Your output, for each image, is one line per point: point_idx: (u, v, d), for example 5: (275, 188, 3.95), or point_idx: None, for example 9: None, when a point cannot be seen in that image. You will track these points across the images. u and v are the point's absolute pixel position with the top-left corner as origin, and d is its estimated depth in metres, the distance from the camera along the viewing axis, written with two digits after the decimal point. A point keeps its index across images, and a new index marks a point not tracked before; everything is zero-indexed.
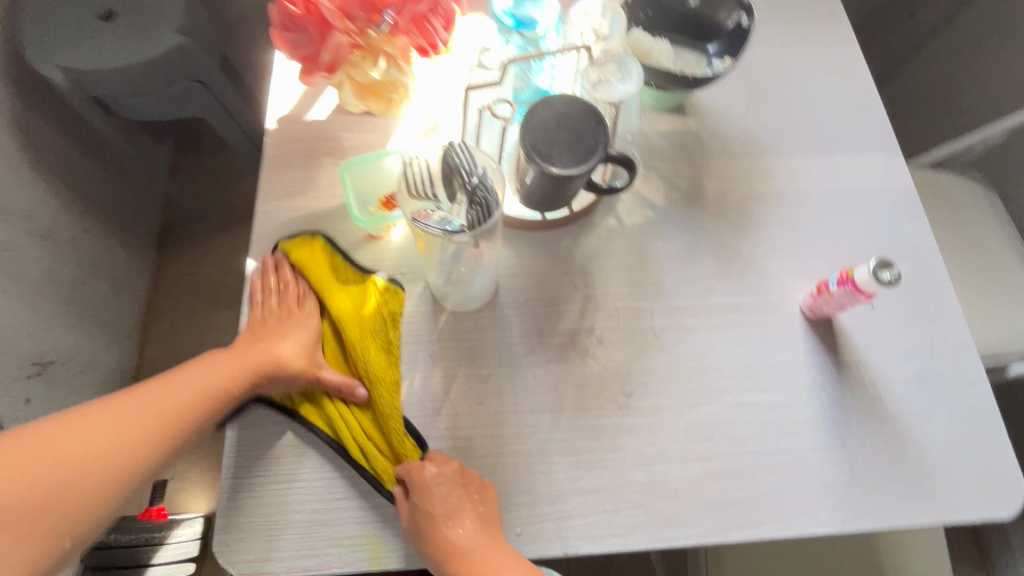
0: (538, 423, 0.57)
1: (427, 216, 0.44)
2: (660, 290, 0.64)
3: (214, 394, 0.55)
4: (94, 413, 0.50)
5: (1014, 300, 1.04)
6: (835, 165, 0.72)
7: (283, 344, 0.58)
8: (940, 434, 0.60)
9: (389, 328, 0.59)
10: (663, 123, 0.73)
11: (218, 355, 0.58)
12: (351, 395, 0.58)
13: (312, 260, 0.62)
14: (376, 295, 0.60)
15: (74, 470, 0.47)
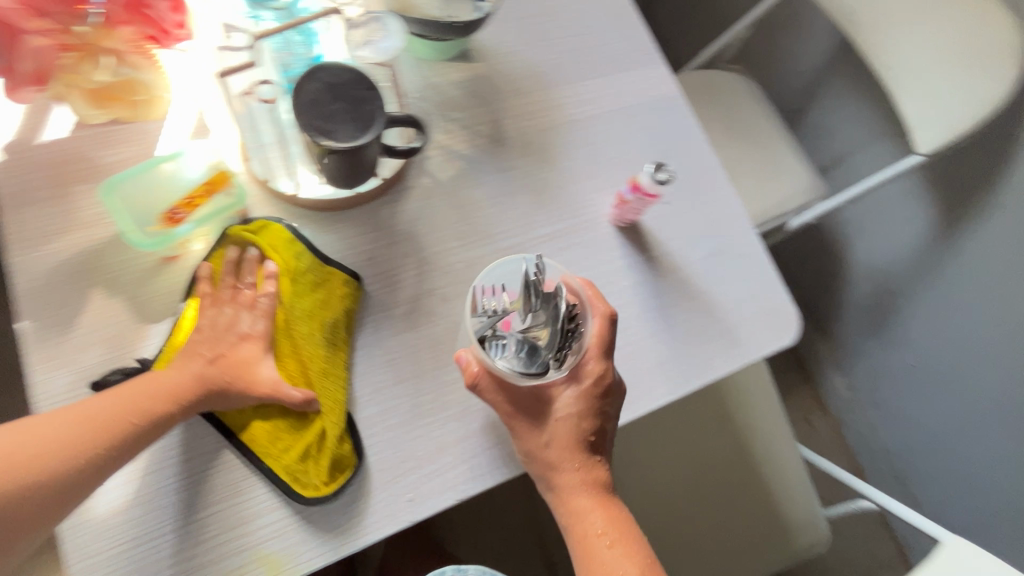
0: (402, 393, 0.59)
1: (496, 330, 0.57)
2: (487, 236, 0.67)
3: (165, 394, 0.52)
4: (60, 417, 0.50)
5: (783, 166, 1.26)
6: (615, 82, 0.79)
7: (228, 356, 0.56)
8: (734, 294, 0.73)
9: (340, 330, 0.59)
10: (452, 73, 0.73)
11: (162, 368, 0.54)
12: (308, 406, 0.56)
13: (262, 235, 0.59)
14: (333, 296, 0.59)
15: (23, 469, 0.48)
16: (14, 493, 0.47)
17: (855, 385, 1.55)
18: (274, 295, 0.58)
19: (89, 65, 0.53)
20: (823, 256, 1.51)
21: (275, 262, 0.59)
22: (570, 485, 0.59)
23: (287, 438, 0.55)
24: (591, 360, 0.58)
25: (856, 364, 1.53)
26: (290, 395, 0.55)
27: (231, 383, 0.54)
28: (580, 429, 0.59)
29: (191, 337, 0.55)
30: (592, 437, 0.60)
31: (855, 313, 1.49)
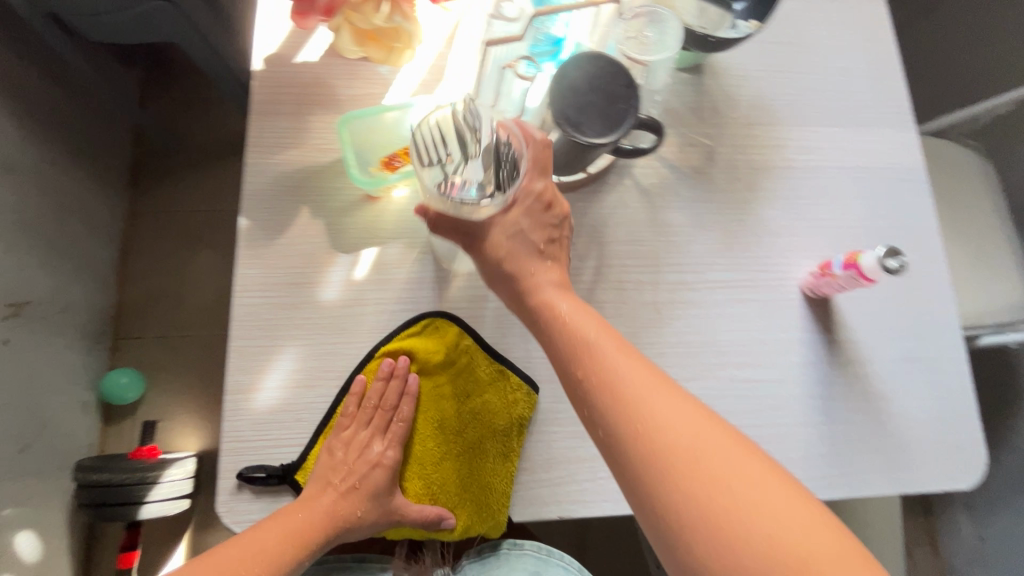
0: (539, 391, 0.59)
1: (448, 185, 0.49)
2: (666, 263, 0.63)
3: (290, 535, 0.55)
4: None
5: (997, 272, 1.07)
6: (852, 137, 0.71)
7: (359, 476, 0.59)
8: (917, 411, 0.63)
9: (511, 438, 0.58)
10: (680, 84, 0.69)
11: (278, 511, 0.56)
12: (442, 523, 0.59)
13: (427, 344, 0.59)
14: (506, 402, 0.58)
15: None
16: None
17: (986, 537, 1.33)
18: (405, 417, 0.60)
19: (370, 7, 0.52)
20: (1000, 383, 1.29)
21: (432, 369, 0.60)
22: (613, 372, 0.45)
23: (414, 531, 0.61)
24: (530, 178, 0.52)
25: (996, 515, 1.31)
26: (425, 512, 0.59)
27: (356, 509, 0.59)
28: (529, 238, 0.53)
29: (323, 460, 0.57)
30: (545, 242, 0.53)
31: None
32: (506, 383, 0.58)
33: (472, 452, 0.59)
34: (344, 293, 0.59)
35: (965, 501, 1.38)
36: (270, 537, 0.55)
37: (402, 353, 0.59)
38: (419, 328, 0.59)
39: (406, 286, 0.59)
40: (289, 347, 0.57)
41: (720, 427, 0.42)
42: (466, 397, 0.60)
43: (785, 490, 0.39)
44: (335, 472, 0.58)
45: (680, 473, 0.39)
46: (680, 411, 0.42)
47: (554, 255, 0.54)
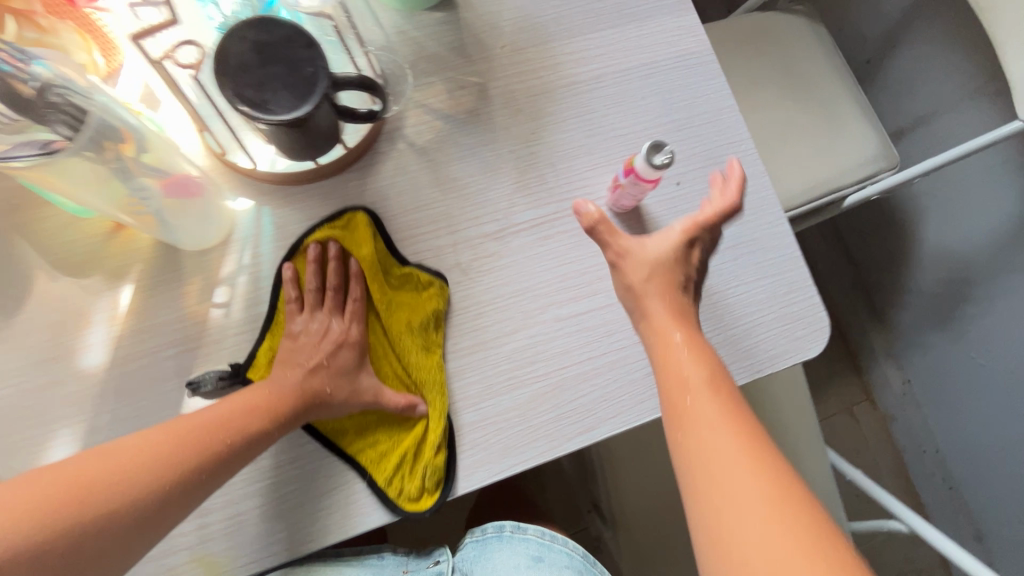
0: (449, 283, 0.57)
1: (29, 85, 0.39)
2: (462, 219, 0.59)
3: (261, 406, 0.49)
4: (121, 446, 0.43)
5: (847, 129, 1.07)
6: (629, 33, 0.67)
7: (323, 357, 0.53)
8: (747, 293, 0.62)
9: (431, 331, 0.56)
10: (434, 25, 0.64)
11: (250, 388, 0.50)
12: (414, 410, 0.55)
13: (355, 245, 0.57)
14: (417, 300, 0.56)
15: (77, 509, 0.39)
16: (103, 498, 0.41)
17: (912, 378, 1.39)
18: (358, 297, 0.57)
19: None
20: (890, 233, 1.32)
21: (356, 262, 0.57)
22: (672, 356, 0.52)
23: (394, 443, 0.55)
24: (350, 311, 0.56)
25: (914, 355, 1.37)
26: (393, 399, 0.54)
27: (333, 393, 0.52)
28: (342, 333, 0.55)
29: (284, 344, 0.53)
30: (356, 358, 0.55)
31: (919, 299, 1.31)
32: (413, 284, 0.57)
33: (410, 340, 0.56)
34: (110, 351, 0.52)
35: (887, 350, 1.43)
36: (236, 412, 0.48)
37: (327, 241, 0.56)
38: (323, 236, 0.56)
39: (180, 322, 0.53)
40: (61, 430, 0.51)
41: (755, 458, 0.45)
42: (386, 286, 0.57)
43: (784, 509, 0.42)
44: (292, 355, 0.53)
45: (719, 542, 0.43)
46: (710, 408, 0.48)
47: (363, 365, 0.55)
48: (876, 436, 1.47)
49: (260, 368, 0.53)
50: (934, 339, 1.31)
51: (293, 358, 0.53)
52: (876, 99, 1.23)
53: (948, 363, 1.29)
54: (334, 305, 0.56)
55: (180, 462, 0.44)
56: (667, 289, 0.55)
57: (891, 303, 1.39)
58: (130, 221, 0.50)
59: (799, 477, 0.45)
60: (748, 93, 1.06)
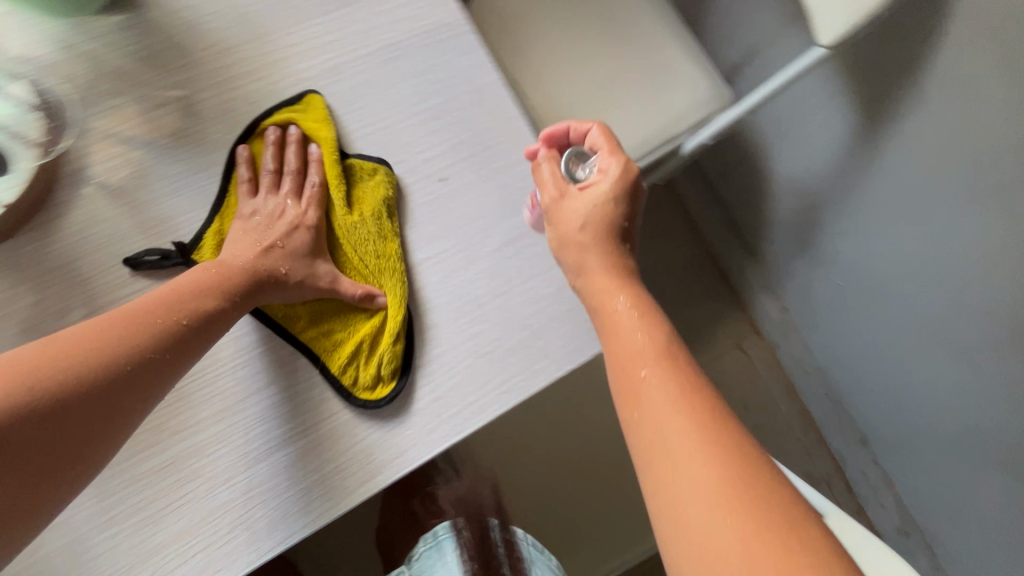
0: (396, 173, 0.56)
1: None
2: (181, 268, 0.50)
3: (213, 286, 0.47)
4: (86, 329, 0.41)
5: (674, 73, 1.03)
6: (362, 11, 0.57)
7: (280, 243, 0.52)
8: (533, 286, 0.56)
9: (386, 220, 0.55)
10: (110, 32, 0.52)
11: (206, 266, 0.49)
12: (372, 299, 0.53)
13: (314, 128, 0.55)
14: (367, 188, 0.55)
15: (38, 376, 0.37)
16: (72, 365, 0.39)
17: (787, 305, 1.43)
18: (317, 183, 0.55)
19: None
20: (745, 170, 1.32)
21: (318, 148, 0.55)
22: (624, 344, 0.46)
23: (340, 324, 0.54)
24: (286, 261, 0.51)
25: (785, 284, 1.40)
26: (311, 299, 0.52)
27: (283, 276, 0.51)
28: (284, 235, 0.52)
29: (236, 224, 0.52)
30: (300, 263, 0.52)
31: (781, 229, 1.32)
32: (357, 175, 0.55)
33: (369, 224, 0.55)
34: None
35: (762, 283, 1.46)
36: (188, 287, 0.47)
37: (287, 125, 0.55)
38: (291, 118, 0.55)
39: None
40: None
41: (724, 478, 0.37)
42: (343, 174, 0.55)
43: (743, 514, 0.35)
44: (237, 244, 0.51)
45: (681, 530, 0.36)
46: (666, 392, 0.41)
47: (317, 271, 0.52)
48: (764, 364, 1.52)
49: (208, 249, 0.51)
50: (798, 266, 1.34)
51: (251, 241, 0.51)
52: (710, 35, 1.20)
53: (812, 288, 1.33)
54: (285, 194, 0.54)
55: (140, 340, 0.42)
56: (599, 241, 0.52)
57: (759, 236, 1.41)
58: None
59: (755, 439, 0.40)
60: (567, 49, 0.99)
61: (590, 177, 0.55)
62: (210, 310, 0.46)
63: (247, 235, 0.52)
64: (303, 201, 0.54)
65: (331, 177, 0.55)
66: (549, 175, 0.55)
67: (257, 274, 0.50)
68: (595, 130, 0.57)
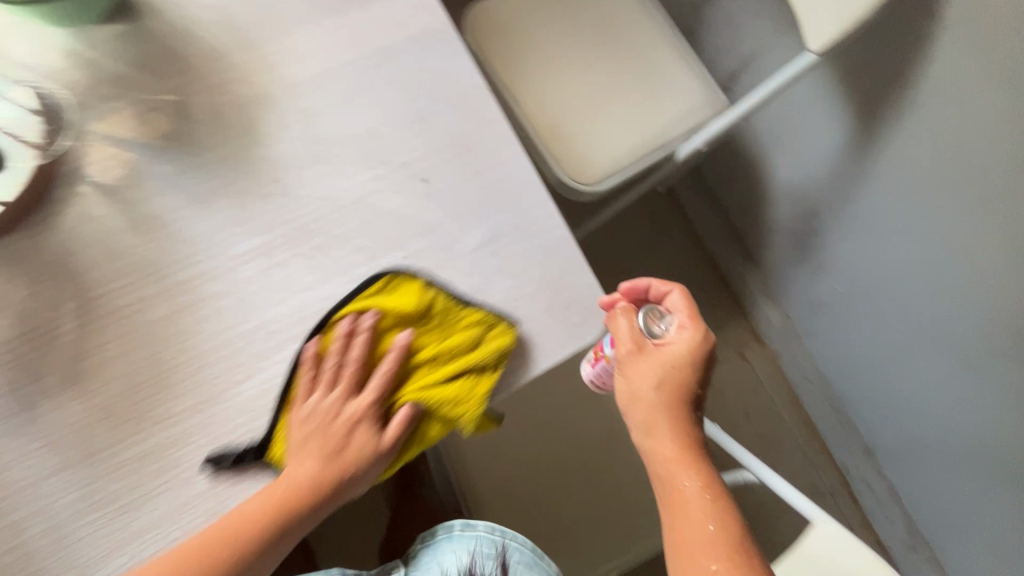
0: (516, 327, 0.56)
1: None
2: (168, 263, 0.52)
3: (326, 473, 0.51)
4: (244, 512, 0.49)
5: (669, 80, 1.04)
6: (351, 19, 0.60)
7: (347, 438, 0.52)
8: (514, 286, 0.58)
9: (486, 371, 0.54)
10: (112, 40, 0.55)
11: (309, 442, 0.51)
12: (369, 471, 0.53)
13: (385, 301, 0.53)
14: (489, 342, 0.54)
15: (205, 563, 0.46)
16: (243, 542, 0.48)
17: (790, 313, 1.42)
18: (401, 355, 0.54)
19: None
20: (744, 177, 1.32)
21: (406, 330, 0.54)
22: (682, 490, 0.56)
23: (439, 429, 0.54)
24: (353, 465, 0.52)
25: (787, 291, 1.40)
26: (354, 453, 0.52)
27: (345, 477, 0.52)
28: (337, 436, 0.52)
29: (290, 421, 0.51)
30: (354, 460, 0.52)
31: (781, 236, 1.32)
32: (483, 335, 0.54)
33: (463, 368, 0.54)
34: None
35: (763, 290, 1.45)
36: (318, 444, 0.51)
37: (364, 312, 0.53)
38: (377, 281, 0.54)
39: None
40: None
41: None
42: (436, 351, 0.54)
43: None
44: (302, 438, 0.51)
45: None
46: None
47: (376, 457, 0.53)
48: (767, 373, 1.50)
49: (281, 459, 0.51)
50: (798, 274, 1.33)
51: (325, 425, 0.52)
52: (706, 44, 1.22)
53: (812, 295, 1.32)
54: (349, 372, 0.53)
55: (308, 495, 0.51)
56: (677, 447, 0.57)
57: (760, 244, 1.40)
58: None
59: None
60: (562, 57, 1.01)
61: (665, 335, 0.60)
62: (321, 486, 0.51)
63: (300, 426, 0.51)
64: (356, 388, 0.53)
65: (394, 361, 0.54)
66: (647, 346, 0.59)
67: (339, 450, 0.52)
68: (676, 297, 0.61)
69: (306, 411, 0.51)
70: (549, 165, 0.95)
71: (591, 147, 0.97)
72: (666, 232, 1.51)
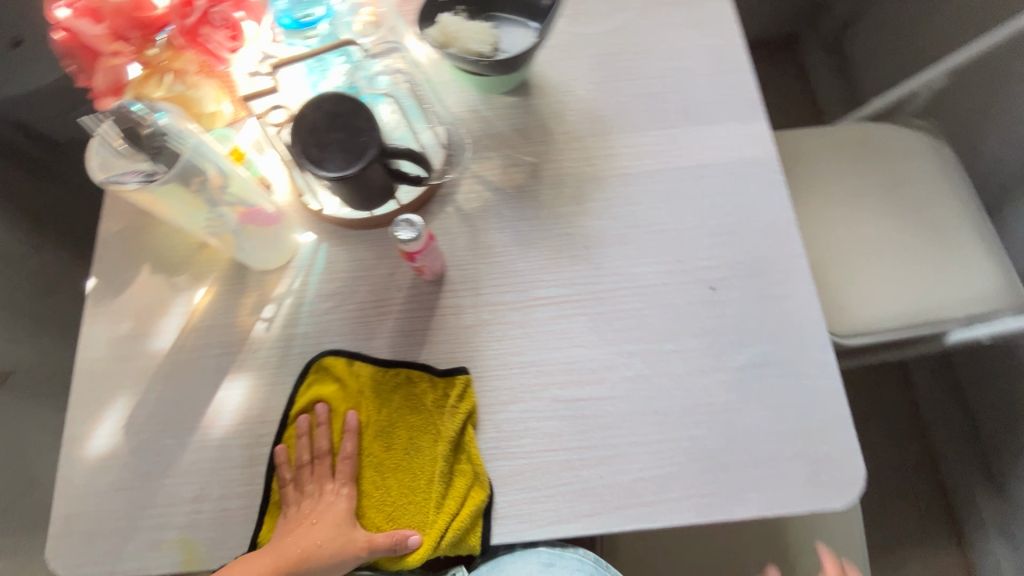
0: (494, 494, 0.55)
1: (140, 138, 0.47)
2: (485, 285, 0.62)
3: (340, 534, 0.56)
4: (297, 527, 0.56)
5: (959, 258, 0.95)
6: (692, 135, 0.68)
7: (320, 506, 0.57)
8: (771, 416, 0.57)
9: (451, 486, 0.57)
10: (506, 107, 0.70)
11: (329, 487, 0.58)
12: (403, 545, 0.56)
13: (323, 389, 0.60)
14: (467, 492, 0.56)
15: (274, 556, 0.54)
16: (295, 550, 0.56)
17: None
18: (385, 454, 0.59)
19: (151, 83, 0.56)
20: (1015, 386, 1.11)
21: (357, 418, 0.59)
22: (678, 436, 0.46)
23: (375, 498, 0.58)
24: (358, 531, 0.57)
25: None
26: (384, 537, 0.56)
27: (356, 546, 0.56)
28: (324, 496, 0.58)
29: (293, 454, 0.59)
30: (326, 534, 0.56)
31: None
32: (462, 463, 0.57)
33: (438, 467, 0.57)
34: (173, 340, 0.62)
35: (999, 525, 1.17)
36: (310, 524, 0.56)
37: (353, 412, 0.60)
38: (307, 370, 0.60)
39: (229, 330, 0.62)
40: (123, 396, 0.60)
41: None
42: (422, 445, 0.58)
43: None
44: (344, 464, 0.59)
45: None
46: None
47: (337, 540, 0.56)
48: None
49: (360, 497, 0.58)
50: None
51: (317, 478, 0.58)
52: (1010, 233, 1.09)
53: None
54: (310, 453, 0.59)
55: (308, 544, 0.56)
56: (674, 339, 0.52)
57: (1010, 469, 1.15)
58: (217, 244, 0.61)
59: None
60: (842, 203, 0.99)
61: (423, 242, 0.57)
62: (298, 550, 0.56)
63: (351, 456, 0.59)
64: (321, 470, 0.59)
65: (363, 447, 0.59)
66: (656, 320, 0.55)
67: (323, 524, 0.56)
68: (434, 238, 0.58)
69: (301, 429, 0.59)
70: None
71: (850, 300, 0.92)
72: (884, 408, 1.33)
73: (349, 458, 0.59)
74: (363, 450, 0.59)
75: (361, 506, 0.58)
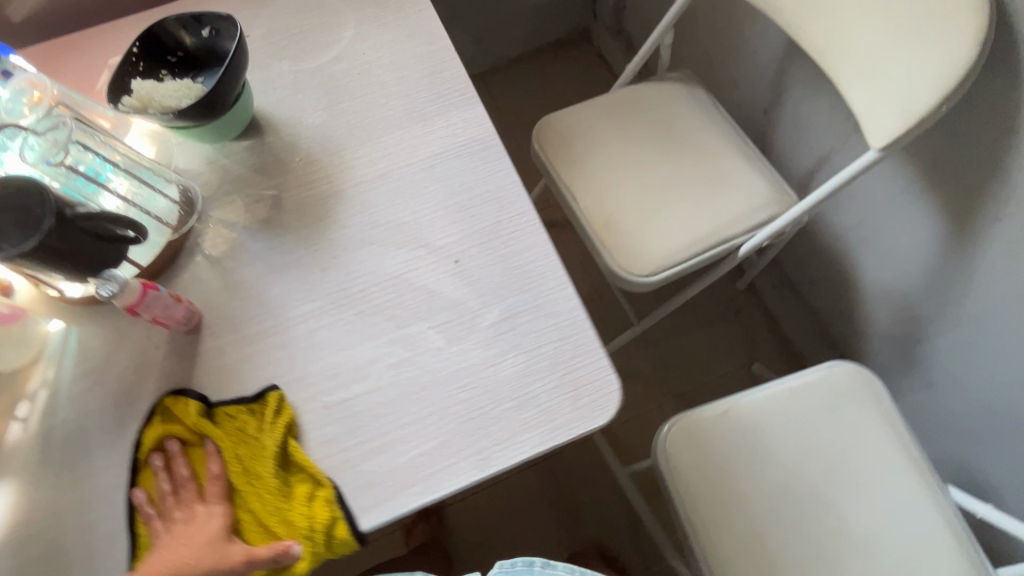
0: (337, 490, 0.56)
1: None
2: (242, 320, 0.63)
3: (211, 552, 0.53)
4: (167, 550, 0.54)
5: (733, 177, 1.06)
6: (416, 133, 0.73)
7: (193, 526, 0.55)
8: (528, 358, 0.61)
9: (293, 495, 0.56)
10: (240, 152, 0.73)
11: (206, 509, 0.56)
12: (286, 555, 0.53)
13: (172, 427, 0.58)
14: (311, 498, 0.56)
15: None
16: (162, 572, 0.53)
17: None
18: (244, 471, 0.57)
19: None
20: (830, 277, 1.23)
21: (214, 442, 0.58)
22: None
23: (250, 513, 0.56)
24: (235, 549, 0.54)
25: None
26: (263, 549, 0.53)
27: (231, 562, 0.53)
28: (198, 520, 0.55)
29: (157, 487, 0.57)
30: (196, 556, 0.53)
31: (879, 343, 1.18)
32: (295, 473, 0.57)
33: (280, 480, 0.56)
34: None
35: None
36: (182, 547, 0.54)
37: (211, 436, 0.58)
38: (155, 412, 0.59)
39: None
40: None
41: None
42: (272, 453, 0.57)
43: None
44: (216, 485, 0.56)
45: None
46: None
47: (212, 560, 0.53)
48: None
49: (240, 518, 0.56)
50: (904, 387, 1.16)
51: (191, 502, 0.56)
52: (779, 147, 1.22)
53: (923, 414, 1.14)
54: (179, 482, 0.57)
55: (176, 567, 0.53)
56: None
57: (857, 350, 1.26)
58: None
59: None
60: (623, 159, 1.08)
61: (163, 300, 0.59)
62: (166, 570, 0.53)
63: (219, 475, 0.57)
64: (190, 496, 0.57)
65: (229, 466, 0.57)
66: None
67: (191, 547, 0.53)
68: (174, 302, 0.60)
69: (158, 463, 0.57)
70: (604, 255, 1.00)
71: (647, 241, 1.00)
72: (748, 331, 1.42)
73: (221, 477, 0.57)
74: (228, 470, 0.57)
75: (240, 523, 0.56)
